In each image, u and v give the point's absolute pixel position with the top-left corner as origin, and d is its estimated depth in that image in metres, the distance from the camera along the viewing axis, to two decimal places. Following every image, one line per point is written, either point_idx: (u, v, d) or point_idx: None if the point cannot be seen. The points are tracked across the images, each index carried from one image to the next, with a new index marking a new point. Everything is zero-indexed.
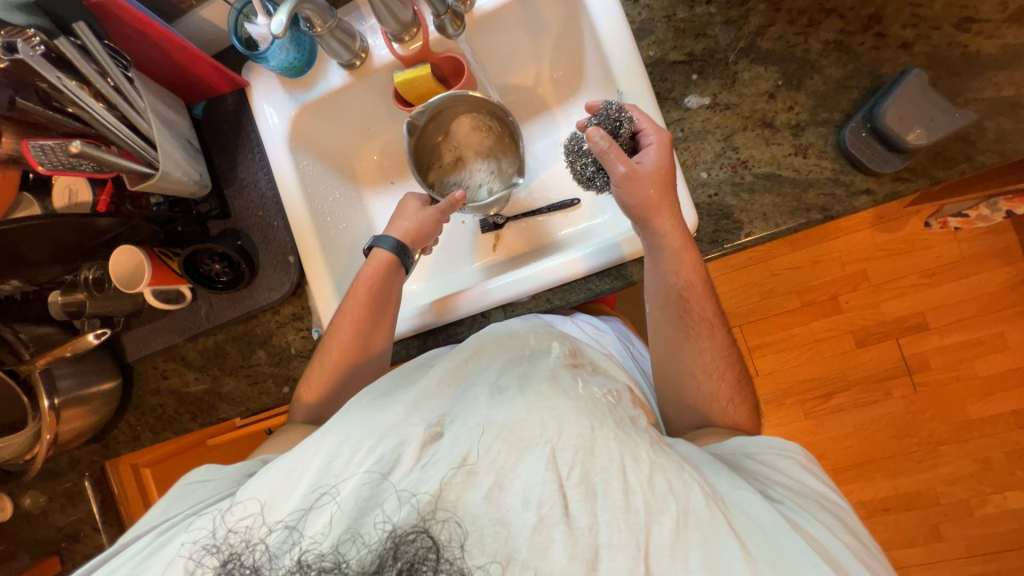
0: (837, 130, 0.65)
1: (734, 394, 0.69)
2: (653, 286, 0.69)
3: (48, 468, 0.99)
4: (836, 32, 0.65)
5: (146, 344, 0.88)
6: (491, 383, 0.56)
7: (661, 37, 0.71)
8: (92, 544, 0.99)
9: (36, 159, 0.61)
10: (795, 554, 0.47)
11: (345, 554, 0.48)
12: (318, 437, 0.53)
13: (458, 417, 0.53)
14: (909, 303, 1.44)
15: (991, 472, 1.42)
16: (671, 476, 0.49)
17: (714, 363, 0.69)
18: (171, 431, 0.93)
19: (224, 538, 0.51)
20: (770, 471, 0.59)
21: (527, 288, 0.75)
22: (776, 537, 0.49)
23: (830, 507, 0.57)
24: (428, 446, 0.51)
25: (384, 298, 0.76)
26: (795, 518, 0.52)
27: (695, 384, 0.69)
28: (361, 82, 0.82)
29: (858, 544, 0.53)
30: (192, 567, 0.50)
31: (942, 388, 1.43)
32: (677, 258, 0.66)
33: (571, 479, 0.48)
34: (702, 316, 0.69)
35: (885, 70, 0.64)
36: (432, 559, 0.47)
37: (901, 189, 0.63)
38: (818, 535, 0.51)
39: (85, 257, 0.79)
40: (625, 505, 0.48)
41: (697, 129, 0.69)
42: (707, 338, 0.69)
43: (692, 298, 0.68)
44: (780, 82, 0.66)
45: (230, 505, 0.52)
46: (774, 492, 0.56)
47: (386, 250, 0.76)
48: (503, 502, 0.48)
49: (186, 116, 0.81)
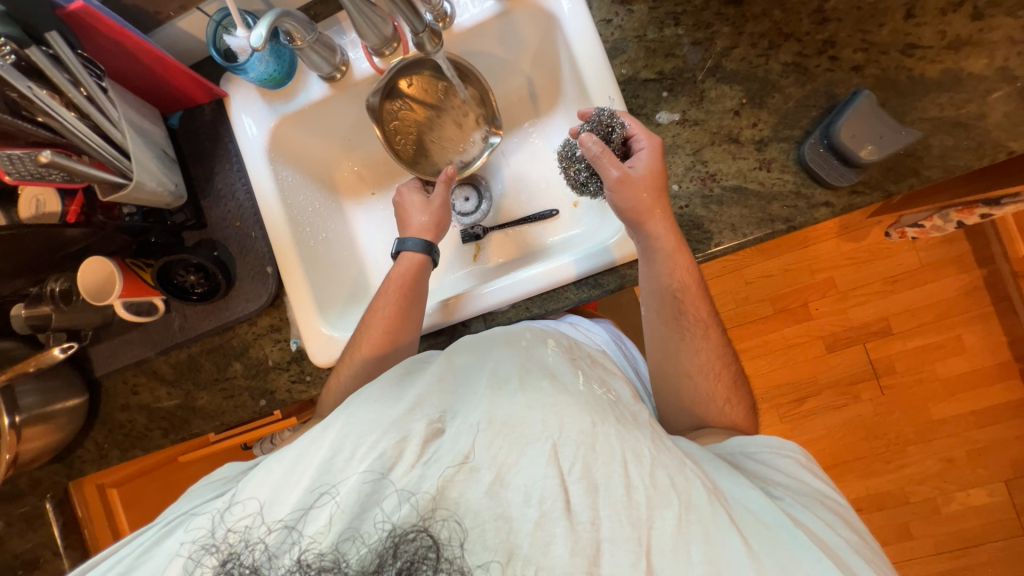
0: (797, 146, 0.69)
1: (731, 394, 0.72)
2: (648, 288, 0.71)
3: (6, 490, 0.94)
4: (794, 54, 0.69)
5: (116, 358, 0.86)
6: (491, 374, 0.55)
7: (633, 56, 0.74)
8: (53, 570, 0.94)
9: (3, 168, 0.59)
10: (794, 549, 0.49)
11: (344, 553, 0.47)
12: (319, 433, 0.52)
13: (460, 413, 0.52)
14: (874, 308, 1.51)
15: (955, 470, 1.48)
16: (672, 471, 0.51)
17: (710, 363, 0.71)
18: (140, 449, 0.90)
19: (222, 537, 0.50)
20: (768, 470, 0.62)
21: (535, 285, 0.76)
22: (777, 531, 0.50)
23: (830, 504, 0.59)
24: (430, 444, 0.51)
25: (418, 294, 0.76)
26: (796, 514, 0.54)
27: (693, 384, 0.71)
28: (342, 94, 0.83)
29: (857, 538, 0.55)
30: (192, 567, 0.49)
31: (907, 391, 1.50)
32: (671, 260, 0.68)
33: (573, 474, 0.48)
34: (697, 317, 0.71)
35: (840, 91, 0.68)
36: (432, 559, 0.46)
37: (857, 202, 0.67)
38: (819, 530, 0.53)
39: (52, 269, 0.77)
40: (627, 500, 0.48)
41: (668, 144, 0.72)
42: (702, 339, 0.71)
43: (686, 298, 0.70)
44: (744, 100, 0.70)
45: (229, 505, 0.51)
46: (774, 489, 0.58)
47: (416, 251, 0.77)
48: (504, 497, 0.48)
49: (162, 126, 0.80)
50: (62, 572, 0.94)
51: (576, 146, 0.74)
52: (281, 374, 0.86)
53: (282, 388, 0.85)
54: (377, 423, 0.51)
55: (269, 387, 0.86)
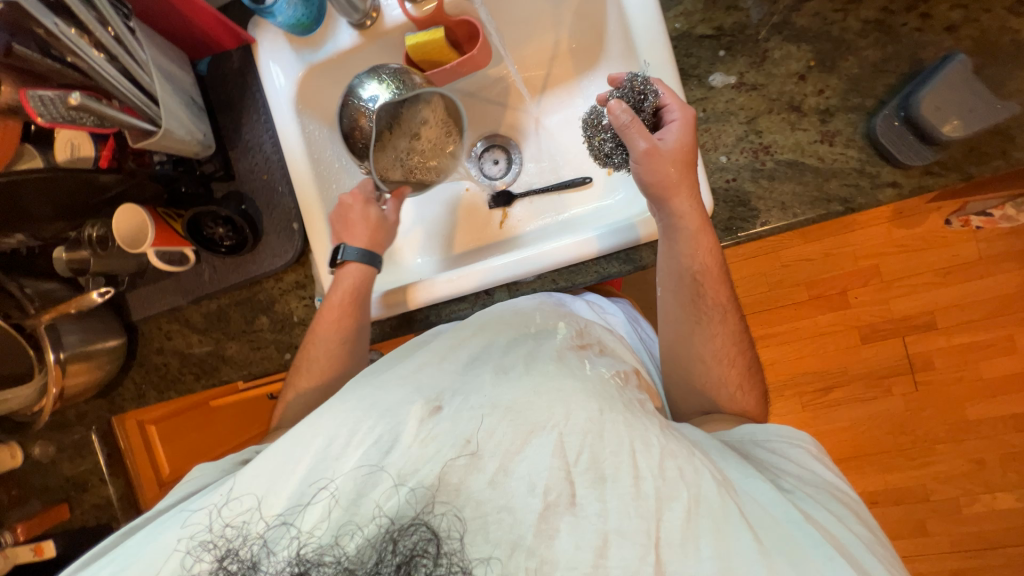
0: (869, 117, 0.62)
1: (744, 380, 0.69)
2: (666, 268, 0.68)
3: (57, 419, 1.01)
4: (878, 10, 0.61)
5: (151, 304, 0.89)
6: (496, 363, 0.57)
7: (689, 8, 0.67)
8: (99, 493, 1.02)
9: (35, 110, 0.58)
10: (810, 549, 0.47)
11: (344, 545, 0.46)
12: (313, 420, 0.52)
13: (460, 392, 0.54)
14: (919, 301, 1.41)
15: (984, 472, 1.42)
16: (681, 462, 0.50)
17: (725, 349, 0.68)
18: (175, 391, 0.94)
19: (219, 531, 0.48)
20: (778, 458, 0.59)
21: (490, 279, 0.75)
22: (788, 527, 0.49)
23: (841, 497, 0.56)
24: (427, 421, 0.51)
25: (360, 305, 0.77)
26: (808, 510, 0.52)
27: (705, 369, 0.68)
28: (372, 43, 0.79)
29: (869, 534, 0.53)
30: (189, 563, 0.47)
31: (944, 388, 1.43)
32: (694, 240, 0.64)
33: (579, 465, 0.48)
34: (715, 300, 0.67)
35: (927, 55, 0.60)
36: (431, 553, 0.45)
37: (928, 183, 0.60)
38: (828, 524, 0.51)
39: (88, 213, 0.79)
40: (635, 490, 0.47)
41: (720, 110, 0.66)
42: (719, 324, 0.68)
43: (707, 282, 0.66)
44: (812, 62, 0.63)
45: (226, 500, 0.50)
46: (785, 482, 0.55)
47: (352, 261, 0.77)
48: (507, 487, 0.47)
49: (189, 71, 0.78)
50: (108, 497, 1.01)
51: (604, 113, 0.71)
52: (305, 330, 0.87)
53: None
54: (374, 406, 0.52)
55: (294, 342, 0.88)
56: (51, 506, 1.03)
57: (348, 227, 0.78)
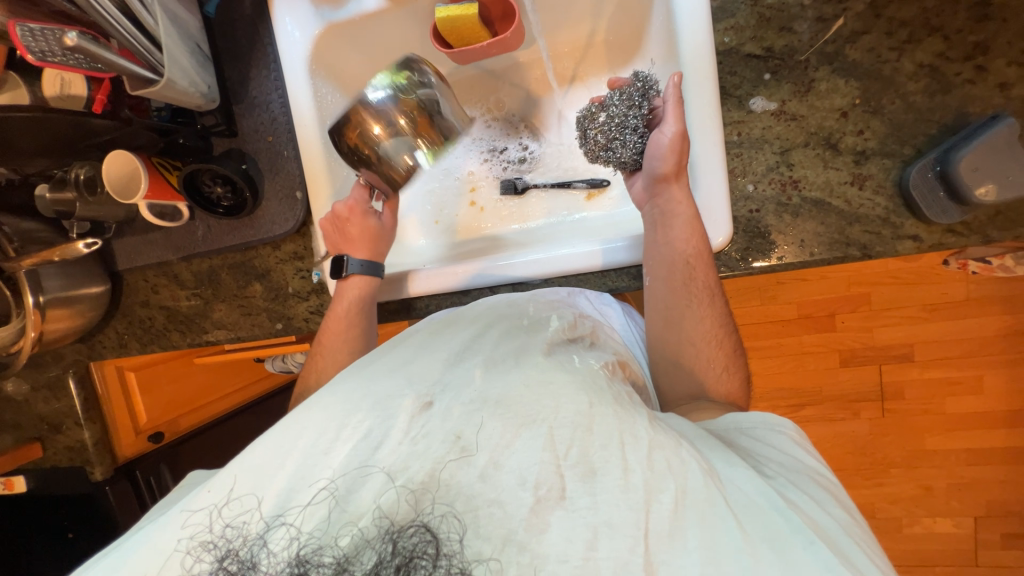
0: (903, 165, 0.61)
1: (729, 362, 0.66)
2: (657, 257, 0.65)
3: (32, 357, 0.98)
4: (934, 55, 0.60)
5: (138, 255, 0.85)
6: (488, 356, 0.56)
7: (741, 23, 0.64)
8: (74, 437, 0.99)
9: (24, 45, 0.53)
10: (791, 536, 0.45)
11: (344, 547, 0.44)
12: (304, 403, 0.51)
13: (449, 387, 0.52)
14: (901, 333, 1.45)
15: (930, 498, 1.51)
16: (668, 454, 0.48)
17: (712, 332, 0.66)
18: (159, 346, 0.92)
19: (219, 532, 0.46)
20: (760, 446, 0.56)
21: (471, 282, 0.76)
22: (771, 514, 0.46)
23: (822, 481, 0.54)
24: (418, 417, 0.50)
25: (365, 316, 0.75)
26: (790, 495, 0.49)
27: (694, 352, 0.66)
28: (398, 9, 0.74)
29: (847, 518, 0.50)
30: (189, 566, 0.46)
31: (909, 418, 1.49)
32: (689, 226, 0.63)
33: (569, 459, 0.47)
34: (705, 283, 0.65)
35: (975, 110, 0.59)
36: (430, 555, 0.43)
37: (949, 241, 0.60)
38: (810, 510, 0.48)
39: (76, 154, 0.74)
40: (623, 483, 0.46)
41: (755, 137, 0.65)
42: (708, 306, 0.65)
43: (698, 265, 0.64)
44: (857, 100, 0.62)
45: (226, 501, 0.48)
46: (766, 469, 0.52)
47: (356, 274, 0.75)
48: (498, 480, 0.46)
49: (197, 15, 0.72)
50: (83, 441, 0.99)
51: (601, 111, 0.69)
52: (301, 302, 0.85)
53: (300, 316, 0.85)
54: (364, 398, 0.51)
55: (287, 314, 0.85)
56: (22, 443, 1.00)
57: (348, 239, 0.76)
